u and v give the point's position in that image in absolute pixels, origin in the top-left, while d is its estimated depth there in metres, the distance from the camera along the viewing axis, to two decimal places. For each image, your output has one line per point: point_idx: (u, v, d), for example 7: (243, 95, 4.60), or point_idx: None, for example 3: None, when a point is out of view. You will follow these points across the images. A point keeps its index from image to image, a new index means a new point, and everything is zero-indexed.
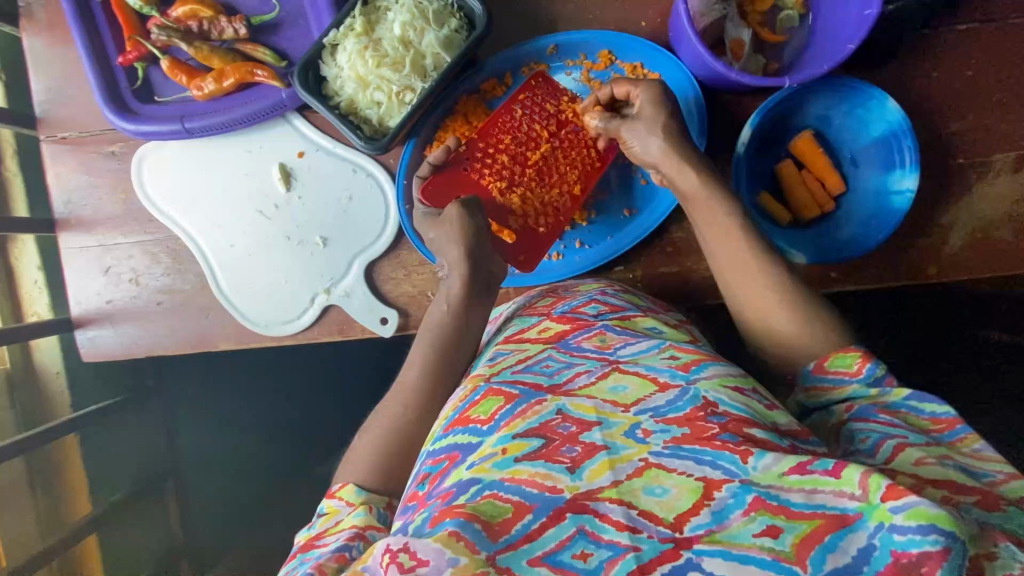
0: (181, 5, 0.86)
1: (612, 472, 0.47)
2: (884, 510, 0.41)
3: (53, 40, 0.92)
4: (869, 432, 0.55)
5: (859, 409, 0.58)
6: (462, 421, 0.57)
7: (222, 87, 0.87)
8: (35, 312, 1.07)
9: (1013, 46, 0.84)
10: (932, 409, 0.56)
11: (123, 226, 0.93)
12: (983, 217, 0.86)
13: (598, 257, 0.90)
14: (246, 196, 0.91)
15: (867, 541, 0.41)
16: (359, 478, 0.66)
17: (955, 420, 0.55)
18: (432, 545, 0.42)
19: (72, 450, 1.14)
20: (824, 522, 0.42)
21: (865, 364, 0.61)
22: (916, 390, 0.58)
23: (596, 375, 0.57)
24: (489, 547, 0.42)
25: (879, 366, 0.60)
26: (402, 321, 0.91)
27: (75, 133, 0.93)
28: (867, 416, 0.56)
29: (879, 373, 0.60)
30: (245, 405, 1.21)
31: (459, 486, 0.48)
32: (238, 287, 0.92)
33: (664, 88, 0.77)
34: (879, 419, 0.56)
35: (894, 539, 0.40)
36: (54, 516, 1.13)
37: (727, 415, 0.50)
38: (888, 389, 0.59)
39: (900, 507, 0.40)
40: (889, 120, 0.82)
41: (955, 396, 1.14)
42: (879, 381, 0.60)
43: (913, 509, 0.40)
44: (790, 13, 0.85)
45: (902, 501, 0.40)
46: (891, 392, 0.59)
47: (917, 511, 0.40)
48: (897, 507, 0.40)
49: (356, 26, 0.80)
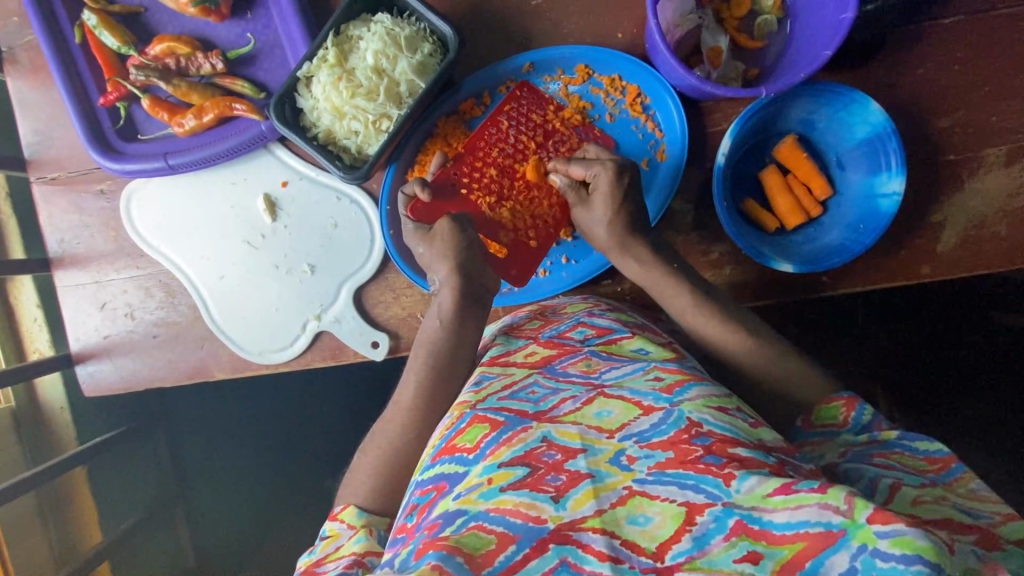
0: (157, 43, 0.87)
1: (595, 501, 0.46)
2: (869, 531, 0.39)
3: (36, 83, 0.93)
4: (866, 471, 0.56)
5: (855, 453, 0.59)
6: (449, 451, 0.55)
7: (203, 122, 0.88)
8: (37, 349, 1.10)
9: (1001, 38, 0.82)
10: (925, 448, 0.58)
11: (115, 262, 0.95)
12: (976, 213, 0.84)
13: (584, 273, 0.88)
14: (234, 226, 0.92)
15: (849, 564, 0.39)
16: (361, 500, 0.66)
17: (950, 459, 0.56)
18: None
19: (81, 484, 1.21)
20: (807, 545, 0.41)
21: (851, 411, 0.64)
22: (906, 431, 0.60)
23: (581, 402, 0.56)
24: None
25: (865, 409, 0.64)
26: (393, 344, 0.91)
27: (62, 173, 0.94)
28: (863, 459, 0.58)
29: (867, 419, 0.63)
30: (247, 426, 1.24)
31: (445, 518, 0.47)
32: (230, 317, 0.93)
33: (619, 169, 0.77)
34: (875, 462, 0.57)
35: (875, 565, 0.38)
36: (70, 546, 1.21)
37: (711, 436, 0.49)
38: (878, 432, 0.61)
39: (886, 532, 0.39)
40: (872, 122, 0.80)
41: (957, 386, 1.13)
42: (868, 427, 0.63)
43: (899, 537, 0.38)
44: (767, 18, 0.84)
45: (889, 526, 0.39)
46: (882, 435, 0.61)
47: (903, 540, 0.38)
48: (883, 532, 0.39)
49: (329, 57, 0.80)
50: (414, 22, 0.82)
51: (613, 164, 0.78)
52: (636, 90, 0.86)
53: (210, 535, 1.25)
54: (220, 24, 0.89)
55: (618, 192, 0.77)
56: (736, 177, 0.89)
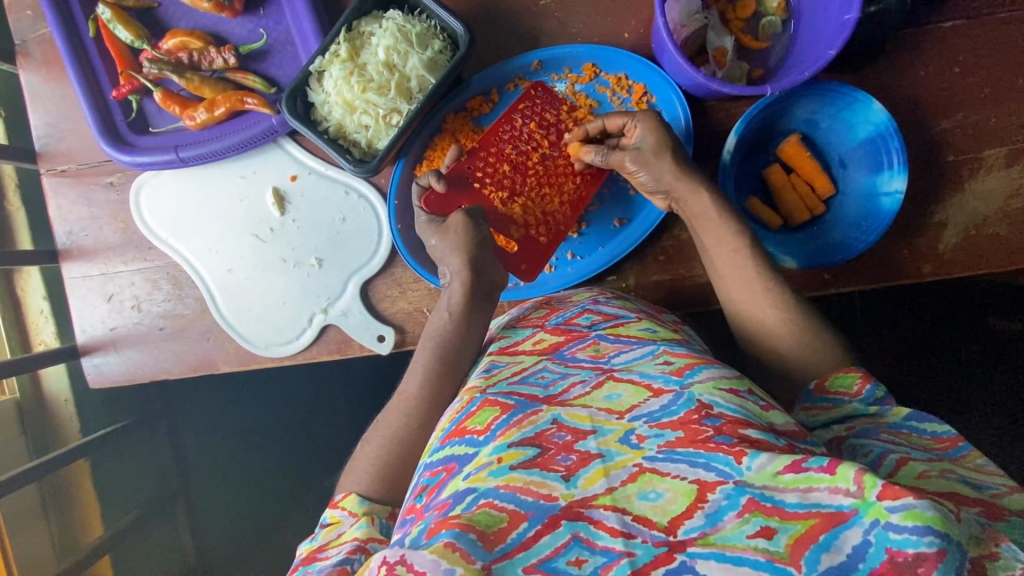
0: (171, 38, 0.88)
1: (606, 479, 0.47)
2: (880, 508, 0.40)
3: (49, 76, 0.95)
4: (873, 446, 0.56)
5: (863, 427, 0.60)
6: (459, 433, 0.55)
7: (214, 116, 0.89)
8: (42, 341, 1.11)
9: (1000, 43, 0.83)
10: (933, 429, 0.58)
11: (123, 254, 0.95)
12: (976, 213, 0.85)
13: (590, 268, 0.89)
14: (243, 219, 0.93)
15: (863, 538, 0.40)
16: (363, 488, 0.66)
17: (957, 439, 0.57)
18: (429, 556, 0.41)
19: (83, 475, 1.22)
20: (819, 522, 0.41)
21: (865, 385, 0.64)
22: (916, 410, 0.60)
23: (591, 385, 0.57)
24: (485, 557, 0.41)
25: (879, 385, 0.63)
26: (399, 338, 0.92)
27: (73, 166, 0.95)
28: (870, 434, 0.58)
29: (879, 394, 0.63)
30: (249, 423, 1.24)
31: (455, 497, 0.47)
32: (237, 310, 0.93)
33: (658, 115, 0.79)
34: (882, 438, 0.58)
35: (889, 537, 0.39)
36: (70, 537, 1.22)
37: (722, 417, 0.49)
38: (888, 409, 0.61)
39: (896, 506, 0.39)
40: (874, 121, 0.81)
41: (955, 388, 1.14)
42: (880, 401, 0.63)
43: (909, 510, 0.39)
44: (772, 20, 0.86)
45: (898, 501, 0.40)
46: (891, 411, 0.61)
47: (914, 512, 0.39)
48: (893, 507, 0.40)
49: (341, 52, 0.82)
50: (425, 19, 0.84)
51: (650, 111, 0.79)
52: (643, 89, 0.87)
53: (209, 531, 1.25)
54: (233, 20, 0.90)
55: (664, 133, 0.78)
56: (740, 175, 0.90)
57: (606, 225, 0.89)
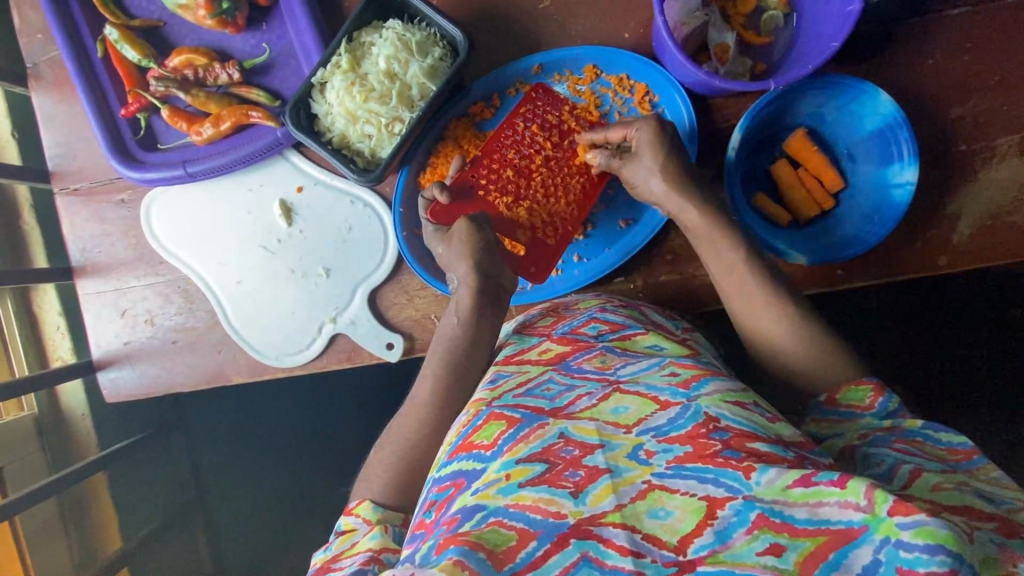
0: (176, 55, 0.90)
1: (614, 496, 0.46)
2: (892, 524, 0.39)
3: (61, 97, 0.97)
4: (887, 456, 0.55)
5: (877, 437, 0.59)
6: (466, 448, 0.54)
7: (220, 130, 0.90)
8: (59, 357, 1.13)
9: (1010, 28, 0.81)
10: (949, 440, 0.57)
11: (135, 270, 0.97)
12: (991, 203, 0.83)
13: (596, 270, 0.88)
14: (251, 233, 0.94)
15: (873, 557, 0.39)
16: (375, 493, 0.66)
17: (973, 451, 0.55)
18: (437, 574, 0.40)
19: (101, 489, 1.24)
20: (828, 539, 0.40)
21: (877, 398, 0.63)
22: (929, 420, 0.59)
23: (597, 398, 0.55)
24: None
25: (892, 398, 0.63)
26: (407, 345, 0.92)
27: (85, 184, 0.97)
28: (884, 444, 0.57)
29: (891, 407, 0.62)
30: (264, 432, 1.26)
31: (464, 513, 0.47)
32: (248, 320, 0.94)
33: (660, 120, 0.78)
34: (896, 447, 0.56)
35: (899, 556, 0.38)
36: (90, 550, 1.23)
37: (729, 430, 0.48)
38: (900, 419, 0.60)
39: (908, 523, 0.38)
40: (883, 113, 0.80)
41: (977, 380, 1.11)
42: (892, 414, 0.62)
43: (921, 527, 0.38)
44: (773, 14, 0.84)
45: (910, 518, 0.39)
46: (904, 422, 0.60)
47: (926, 530, 0.38)
48: (904, 523, 0.39)
49: (342, 63, 0.82)
50: (425, 27, 0.84)
51: (653, 118, 0.78)
52: (645, 88, 0.87)
53: (228, 539, 1.27)
54: (236, 36, 0.91)
55: (661, 141, 0.77)
56: (747, 172, 0.89)
57: (610, 227, 0.89)
